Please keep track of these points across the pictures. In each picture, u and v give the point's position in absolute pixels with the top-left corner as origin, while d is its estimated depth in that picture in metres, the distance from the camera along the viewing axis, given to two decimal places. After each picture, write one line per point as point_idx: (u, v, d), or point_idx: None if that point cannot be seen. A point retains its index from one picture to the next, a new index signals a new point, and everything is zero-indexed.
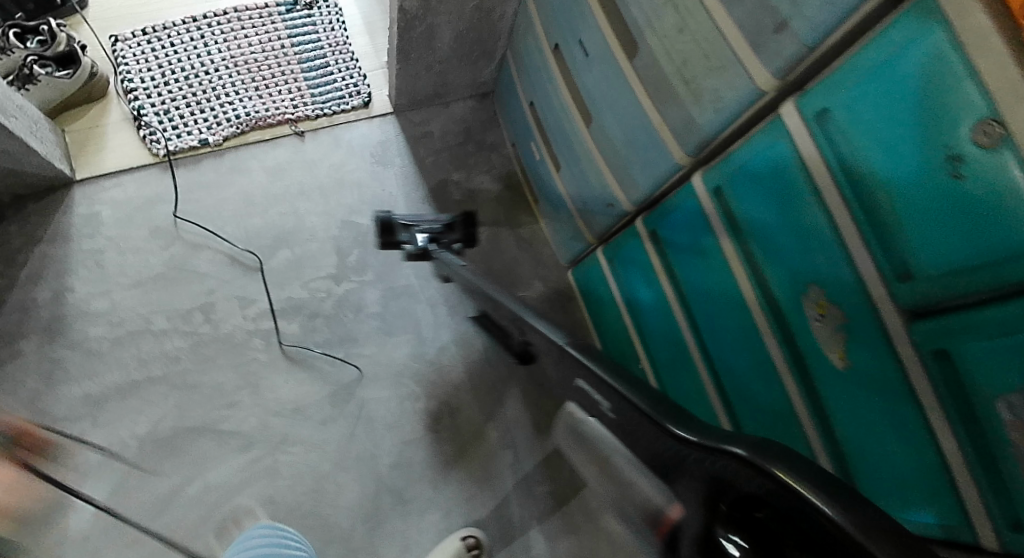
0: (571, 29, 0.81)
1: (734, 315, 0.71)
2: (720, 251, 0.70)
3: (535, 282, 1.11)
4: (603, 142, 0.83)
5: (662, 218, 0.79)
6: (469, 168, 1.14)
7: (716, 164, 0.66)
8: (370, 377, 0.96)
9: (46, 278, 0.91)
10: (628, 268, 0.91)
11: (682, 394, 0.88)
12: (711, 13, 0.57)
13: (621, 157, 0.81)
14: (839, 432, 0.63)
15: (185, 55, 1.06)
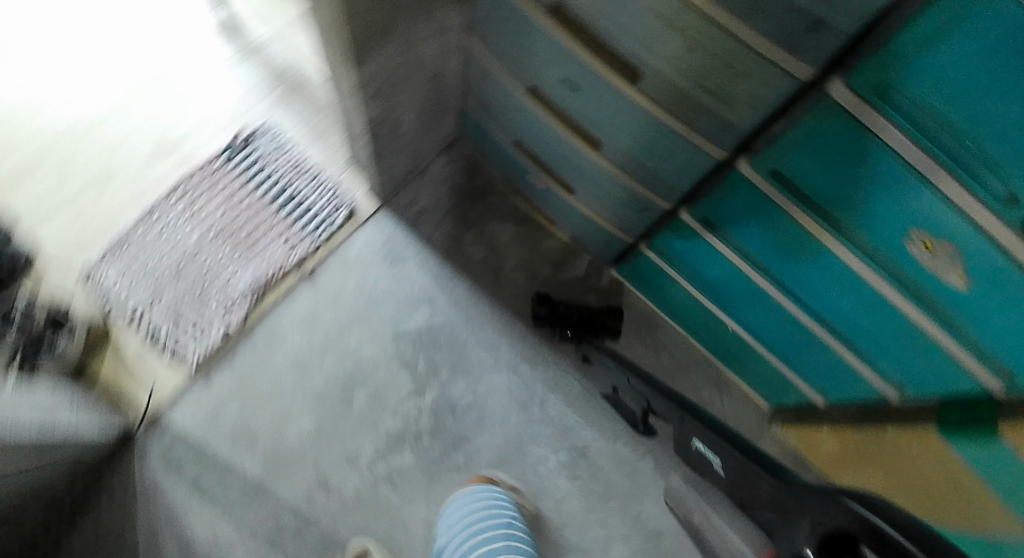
0: (539, 68, 0.74)
1: (828, 270, 0.69)
2: (791, 221, 0.68)
3: (590, 297, 1.10)
4: (621, 163, 0.78)
5: (709, 210, 0.76)
6: (475, 223, 1.11)
7: (762, 151, 0.62)
8: (496, 464, 1.01)
9: (163, 534, 0.91)
10: (684, 258, 0.89)
11: (789, 344, 0.89)
12: (713, 22, 0.51)
13: (645, 170, 0.76)
14: (983, 344, 0.61)
15: (163, 254, 1.03)
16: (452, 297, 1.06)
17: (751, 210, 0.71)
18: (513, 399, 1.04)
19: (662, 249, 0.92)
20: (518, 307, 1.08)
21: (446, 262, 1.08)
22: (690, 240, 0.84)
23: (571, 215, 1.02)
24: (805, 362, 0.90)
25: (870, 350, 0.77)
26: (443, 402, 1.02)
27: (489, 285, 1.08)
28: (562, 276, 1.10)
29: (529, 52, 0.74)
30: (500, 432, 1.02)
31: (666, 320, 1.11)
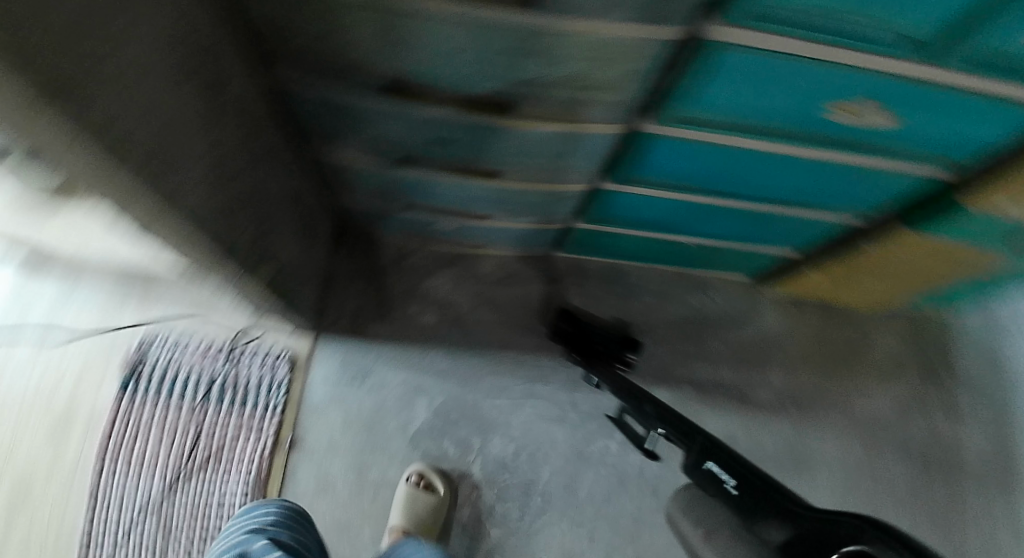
0: (398, 137, 0.67)
1: (766, 166, 0.67)
2: (713, 146, 0.64)
3: (551, 287, 1.08)
4: (521, 175, 0.74)
5: (629, 171, 0.73)
6: (410, 292, 1.05)
7: (663, 105, 0.57)
8: (572, 484, 1.00)
9: None
10: (625, 215, 0.87)
11: (754, 229, 0.89)
12: (562, 35, 0.44)
13: (550, 170, 0.72)
14: (935, 154, 0.61)
15: (136, 525, 0.90)
16: (437, 371, 1.02)
17: (666, 156, 0.68)
18: (548, 421, 1.02)
19: (600, 217, 0.89)
20: (500, 339, 1.05)
21: (411, 345, 1.02)
22: (622, 200, 0.82)
23: (494, 234, 0.98)
24: (774, 237, 0.92)
25: (826, 204, 0.78)
26: (494, 468, 0.99)
27: (462, 338, 1.04)
28: (518, 286, 1.08)
29: (377, 131, 0.66)
30: (558, 456, 1.01)
31: (631, 264, 1.11)
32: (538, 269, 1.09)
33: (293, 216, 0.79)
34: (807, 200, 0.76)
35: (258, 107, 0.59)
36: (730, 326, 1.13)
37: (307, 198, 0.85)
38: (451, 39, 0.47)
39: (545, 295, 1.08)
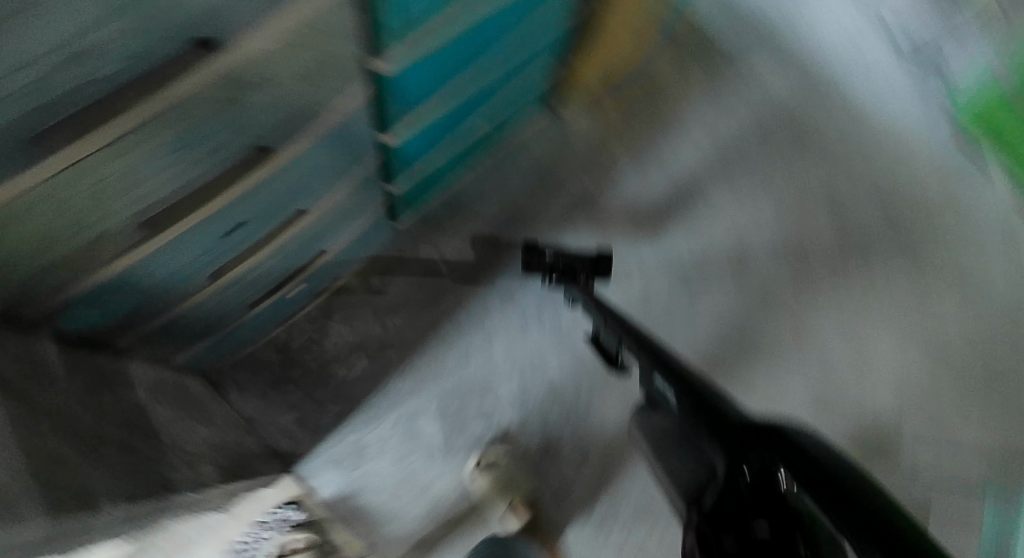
0: (181, 256, 0.61)
1: (489, 17, 0.68)
2: (443, 35, 0.63)
3: (425, 248, 1.06)
4: (305, 190, 0.71)
5: (392, 117, 0.72)
6: (329, 362, 1.00)
7: (374, 40, 0.55)
8: (587, 360, 1.02)
9: None
10: (423, 149, 0.86)
11: (522, 73, 0.92)
12: (229, 49, 0.42)
13: (327, 161, 0.70)
14: None
15: None
16: (410, 391, 1.00)
17: (408, 85, 0.67)
18: (524, 337, 1.04)
19: (407, 167, 0.87)
20: (428, 321, 1.04)
21: (372, 396, 1.00)
22: (411, 141, 0.80)
23: (340, 254, 0.93)
24: (541, 61, 0.94)
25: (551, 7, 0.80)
26: (521, 407, 1.01)
27: (401, 349, 1.02)
28: (401, 273, 1.05)
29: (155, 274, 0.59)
30: (554, 351, 1.03)
31: (467, 174, 1.12)
32: (401, 245, 1.07)
33: (169, 406, 0.72)
34: (539, 15, 0.79)
35: (26, 348, 0.52)
36: (574, 142, 1.15)
37: (165, 380, 0.77)
38: (149, 136, 0.43)
39: (426, 257, 1.07)
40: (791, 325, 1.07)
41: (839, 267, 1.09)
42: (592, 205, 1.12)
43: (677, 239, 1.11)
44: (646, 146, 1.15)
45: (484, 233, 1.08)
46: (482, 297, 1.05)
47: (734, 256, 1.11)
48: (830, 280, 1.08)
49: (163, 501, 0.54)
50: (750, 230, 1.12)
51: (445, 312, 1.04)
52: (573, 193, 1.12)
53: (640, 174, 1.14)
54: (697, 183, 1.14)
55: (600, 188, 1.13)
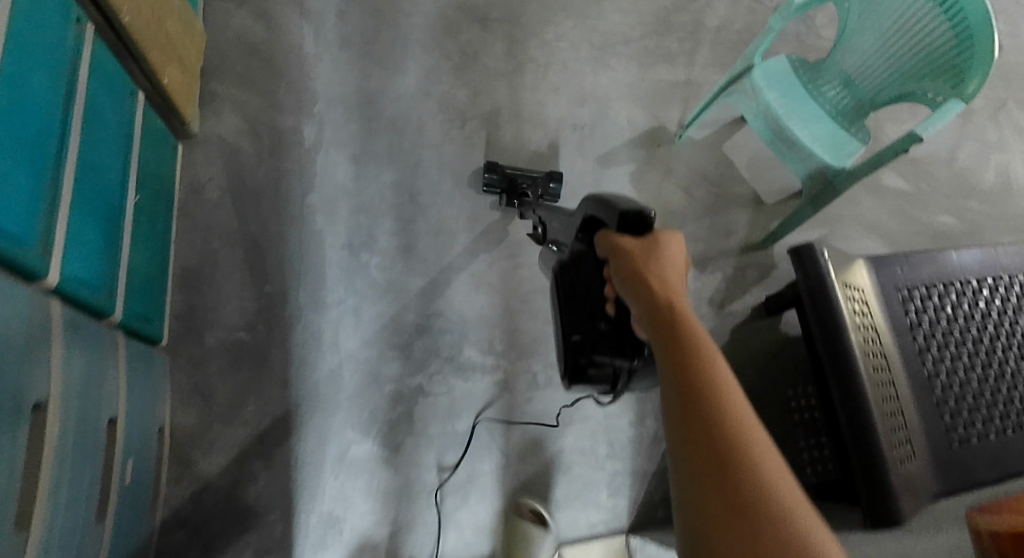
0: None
1: (35, 115, 0.65)
2: (12, 162, 0.60)
3: (204, 335, 0.97)
4: (39, 368, 0.62)
5: (36, 265, 0.64)
6: (232, 491, 0.91)
7: None
8: (415, 281, 1.07)
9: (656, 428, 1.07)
10: (100, 267, 0.77)
11: (125, 141, 0.86)
12: None
13: (26, 332, 0.61)
14: None
15: None
16: (321, 441, 0.95)
17: (6, 232, 0.59)
18: (355, 313, 1.03)
19: (110, 293, 0.79)
20: (277, 379, 0.97)
21: (294, 477, 0.92)
22: (77, 266, 0.72)
23: (127, 405, 0.80)
24: (120, 106, 0.86)
25: (64, 57, 0.72)
26: (410, 364, 1.02)
27: (278, 423, 0.95)
28: (210, 369, 0.96)
29: None
30: (391, 303, 1.05)
31: (172, 246, 1.00)
32: (185, 348, 0.96)
33: None
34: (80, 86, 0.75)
35: None
36: (240, 148, 1.11)
37: None
38: None
39: (218, 336, 0.98)
40: (516, 140, 1.24)
41: (485, 89, 1.27)
42: (306, 177, 1.11)
43: (392, 146, 1.17)
44: (301, 104, 1.16)
45: (246, 276, 1.02)
46: (298, 318, 1.01)
47: (442, 125, 1.21)
48: (491, 106, 1.26)
49: None
50: (428, 104, 1.22)
51: (283, 358, 0.98)
52: (282, 184, 1.09)
53: (317, 126, 1.15)
54: (367, 96, 1.19)
55: (298, 161, 1.11)
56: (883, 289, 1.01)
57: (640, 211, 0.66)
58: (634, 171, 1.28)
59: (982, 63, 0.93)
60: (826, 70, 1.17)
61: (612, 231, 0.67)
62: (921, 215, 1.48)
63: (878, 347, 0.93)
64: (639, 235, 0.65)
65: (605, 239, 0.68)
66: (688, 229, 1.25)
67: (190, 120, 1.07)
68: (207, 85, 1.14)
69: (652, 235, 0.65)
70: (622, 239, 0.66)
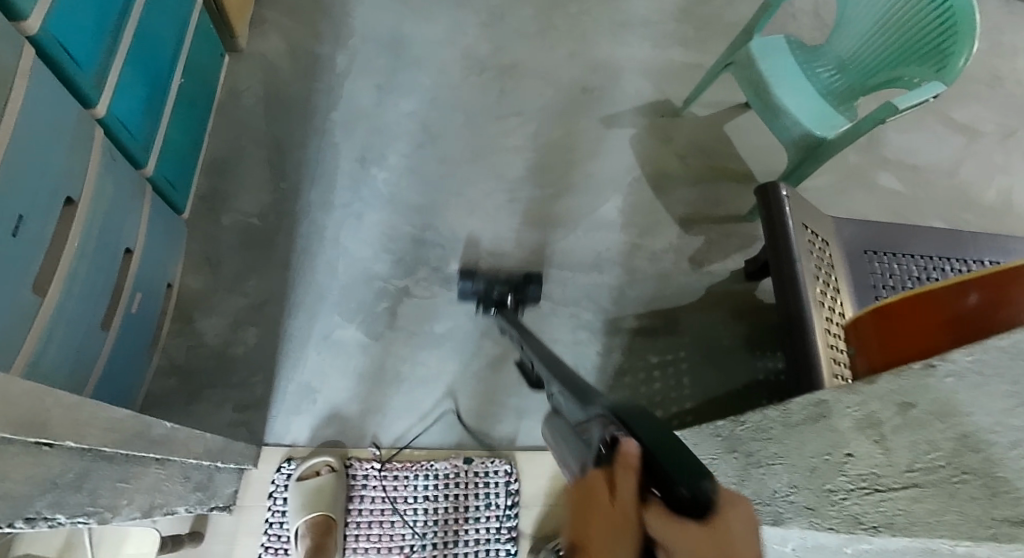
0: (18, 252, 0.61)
1: None
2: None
3: (221, 216, 1.08)
4: (74, 170, 0.73)
5: (88, 90, 0.76)
6: (223, 350, 1.00)
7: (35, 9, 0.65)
8: (416, 198, 1.17)
9: (621, 361, 1.13)
10: (141, 120, 0.89)
11: (182, 28, 1.00)
12: None
13: (69, 136, 0.72)
14: None
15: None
16: (309, 319, 1.04)
17: (69, 49, 0.71)
18: (356, 217, 1.13)
19: (146, 146, 0.91)
20: (279, 262, 1.07)
21: (280, 347, 1.01)
22: (121, 110, 0.84)
23: (145, 245, 0.91)
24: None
25: None
26: (400, 267, 1.10)
27: (274, 298, 1.04)
28: (222, 244, 1.06)
29: None
30: (391, 214, 1.15)
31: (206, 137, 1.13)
32: (203, 223, 1.07)
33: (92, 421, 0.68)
34: None
35: None
36: (279, 66, 1.23)
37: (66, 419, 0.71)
38: None
39: (233, 217, 1.08)
40: (529, 94, 1.34)
41: (506, 47, 1.38)
42: (332, 97, 1.22)
43: (414, 83, 1.28)
44: (338, 36, 1.29)
45: (266, 171, 1.13)
46: (306, 213, 1.11)
47: (462, 72, 1.32)
48: (508, 61, 1.36)
49: (116, 420, 0.55)
50: (452, 52, 1.34)
51: (287, 244, 1.08)
52: (310, 100, 1.21)
53: (349, 56, 1.27)
54: (398, 38, 1.32)
55: (327, 83, 1.23)
56: (849, 250, 1.05)
57: (702, 489, 0.25)
58: (634, 135, 1.36)
59: (964, 43, 0.98)
60: (823, 56, 1.26)
61: (658, 509, 0.25)
62: (916, 218, 1.51)
63: (835, 293, 0.97)
64: (709, 516, 0.25)
65: (659, 519, 0.25)
66: (679, 193, 1.32)
67: (239, 35, 1.21)
68: (259, 12, 1.28)
69: (720, 515, 0.25)
70: (677, 538, 0.24)
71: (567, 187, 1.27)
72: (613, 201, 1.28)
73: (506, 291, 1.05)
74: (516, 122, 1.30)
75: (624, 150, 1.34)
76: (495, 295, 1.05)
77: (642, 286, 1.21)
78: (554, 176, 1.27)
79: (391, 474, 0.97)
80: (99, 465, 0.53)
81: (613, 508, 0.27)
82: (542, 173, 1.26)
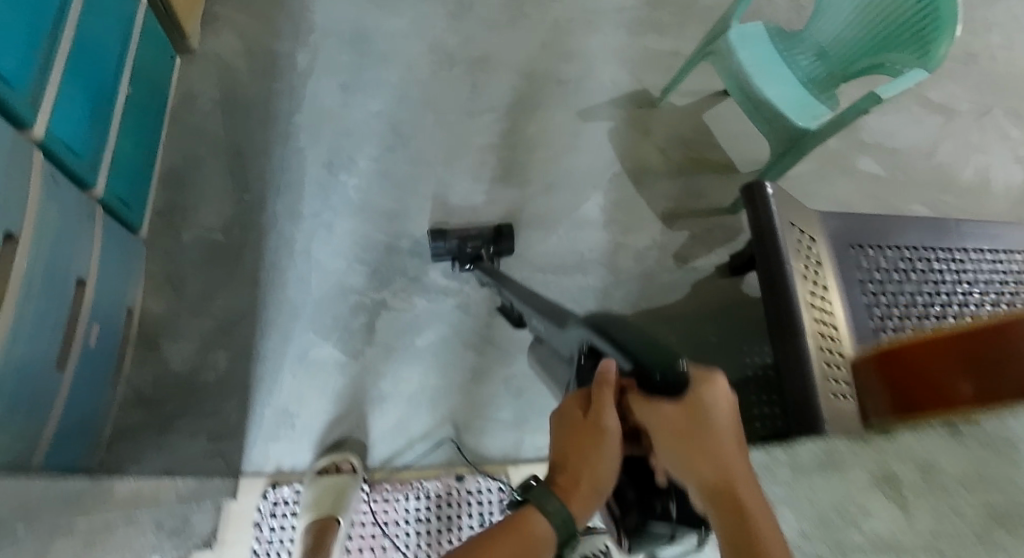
0: None
1: None
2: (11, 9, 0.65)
3: (181, 233, 1.02)
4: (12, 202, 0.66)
5: (21, 110, 0.69)
6: (193, 377, 0.94)
7: None
8: (390, 204, 1.12)
9: None
10: (86, 137, 0.82)
11: (126, 32, 0.92)
12: None
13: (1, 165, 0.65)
14: None
15: None
16: (283, 339, 0.99)
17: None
18: (328, 227, 1.07)
19: (94, 166, 0.84)
20: (246, 279, 1.01)
21: (254, 370, 0.96)
22: (62, 128, 0.77)
23: (99, 273, 0.84)
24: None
25: None
26: (376, 278, 1.06)
27: (244, 319, 0.99)
28: (184, 263, 1.00)
29: None
30: (364, 222, 1.09)
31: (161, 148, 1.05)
32: (163, 242, 1.01)
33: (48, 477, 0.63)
34: None
35: None
36: (235, 67, 1.15)
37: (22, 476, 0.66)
38: None
39: (194, 234, 1.02)
40: (503, 89, 1.29)
41: (475, 39, 1.32)
42: (294, 99, 1.15)
43: (381, 81, 1.22)
44: (297, 33, 1.21)
45: (227, 182, 1.06)
46: (273, 225, 1.05)
47: (431, 67, 1.26)
48: (479, 54, 1.31)
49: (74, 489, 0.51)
50: (419, 46, 1.27)
51: (256, 260, 1.02)
52: (272, 102, 1.14)
53: (311, 53, 1.20)
54: (362, 32, 1.24)
55: (288, 84, 1.16)
56: (834, 243, 1.04)
57: (672, 371, 0.42)
58: (613, 128, 1.32)
59: (944, 28, 0.96)
60: (802, 42, 1.22)
61: (639, 392, 0.45)
62: (893, 201, 1.52)
63: (822, 289, 0.95)
64: (677, 397, 0.43)
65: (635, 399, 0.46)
66: (660, 186, 1.29)
67: (189, 34, 1.12)
68: (210, 8, 1.19)
69: (689, 394, 0.44)
70: (656, 406, 0.44)
71: (547, 185, 1.23)
72: (594, 198, 1.24)
73: (480, 248, 1.05)
74: (490, 119, 1.25)
75: (603, 144, 1.30)
76: (471, 253, 1.05)
77: (626, 285, 1.19)
78: (533, 175, 1.22)
79: (376, 498, 0.95)
80: (59, 539, 0.48)
81: (592, 420, 0.47)
82: (520, 172, 1.22)
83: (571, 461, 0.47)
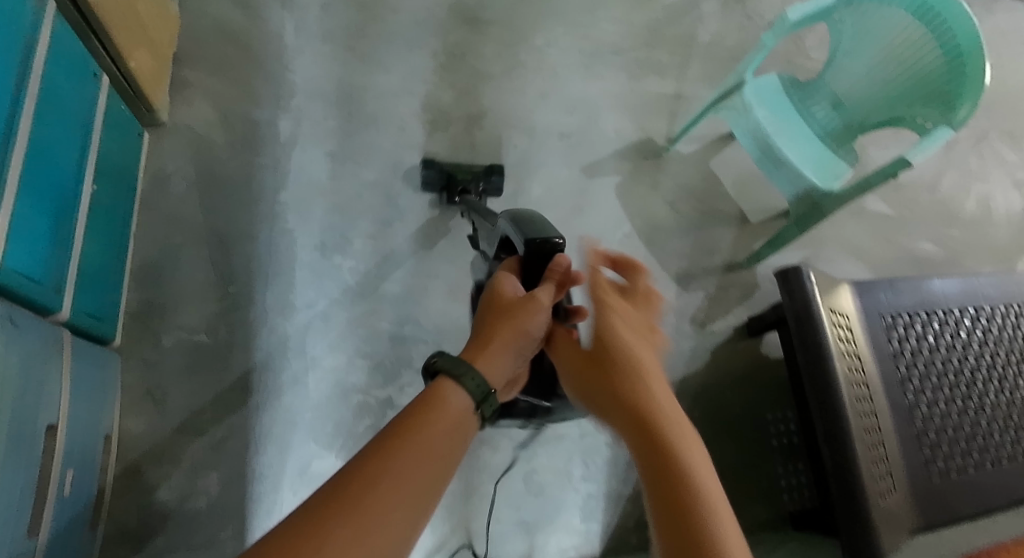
0: None
1: None
2: None
3: (160, 337, 0.92)
4: None
5: None
6: (183, 504, 0.85)
7: None
8: (391, 287, 1.03)
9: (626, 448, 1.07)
10: (47, 260, 0.71)
11: (85, 125, 0.81)
12: None
13: None
14: None
15: None
16: (281, 453, 0.90)
17: None
18: (324, 318, 0.98)
19: (57, 287, 0.74)
20: (237, 386, 0.92)
21: (250, 491, 0.88)
22: (20, 259, 0.66)
23: (70, 411, 0.74)
24: (81, 89, 0.80)
25: (23, 32, 0.67)
26: (380, 373, 0.97)
27: (237, 432, 0.90)
28: (165, 372, 0.90)
29: None
30: (364, 308, 1.01)
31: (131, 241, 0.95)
32: (140, 349, 0.91)
33: None
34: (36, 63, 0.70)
35: None
36: (211, 140, 1.05)
37: None
38: None
39: (175, 337, 0.92)
40: (503, 147, 1.21)
41: (471, 93, 1.23)
42: (279, 173, 1.06)
43: (372, 146, 1.12)
44: (278, 97, 1.11)
45: (210, 275, 0.97)
46: (263, 321, 0.96)
47: (425, 127, 1.17)
48: (476, 109, 1.22)
49: None
50: (412, 105, 1.18)
51: (246, 363, 0.93)
52: (254, 179, 1.04)
53: (294, 120, 1.10)
54: (348, 93, 1.15)
55: (271, 156, 1.06)
56: (865, 316, 0.99)
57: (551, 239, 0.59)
58: (620, 183, 1.25)
59: (974, 85, 0.90)
60: (817, 91, 1.15)
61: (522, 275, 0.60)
62: (902, 241, 1.48)
63: (860, 375, 0.91)
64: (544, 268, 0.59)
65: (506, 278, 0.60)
66: (672, 244, 1.23)
67: (159, 106, 1.01)
68: (178, 72, 1.08)
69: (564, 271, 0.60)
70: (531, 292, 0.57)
71: None
72: (605, 264, 1.17)
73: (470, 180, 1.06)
74: None
75: (611, 202, 1.23)
76: (458, 182, 1.07)
77: None
78: None
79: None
80: None
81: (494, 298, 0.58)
82: None
83: (487, 334, 0.54)
